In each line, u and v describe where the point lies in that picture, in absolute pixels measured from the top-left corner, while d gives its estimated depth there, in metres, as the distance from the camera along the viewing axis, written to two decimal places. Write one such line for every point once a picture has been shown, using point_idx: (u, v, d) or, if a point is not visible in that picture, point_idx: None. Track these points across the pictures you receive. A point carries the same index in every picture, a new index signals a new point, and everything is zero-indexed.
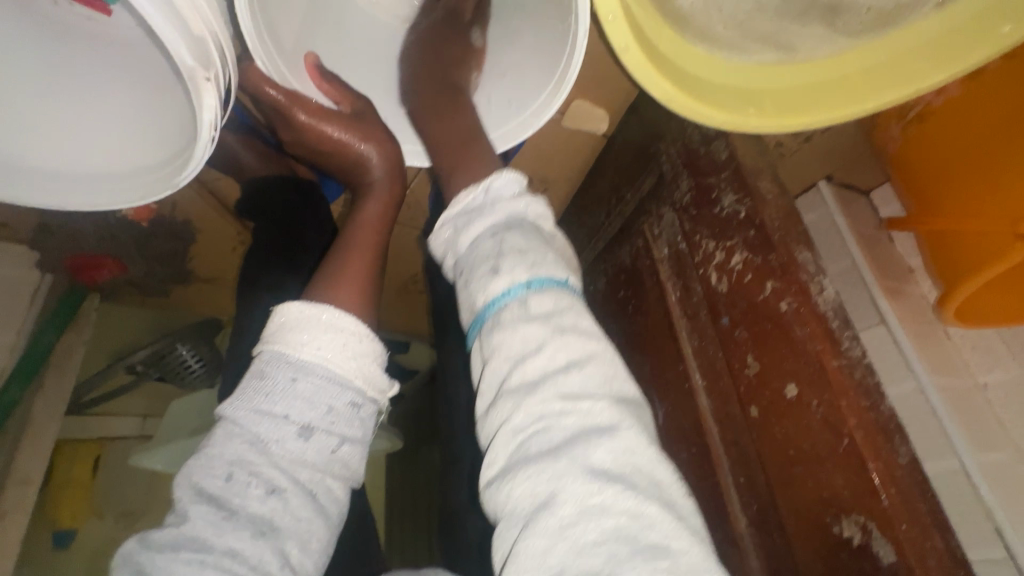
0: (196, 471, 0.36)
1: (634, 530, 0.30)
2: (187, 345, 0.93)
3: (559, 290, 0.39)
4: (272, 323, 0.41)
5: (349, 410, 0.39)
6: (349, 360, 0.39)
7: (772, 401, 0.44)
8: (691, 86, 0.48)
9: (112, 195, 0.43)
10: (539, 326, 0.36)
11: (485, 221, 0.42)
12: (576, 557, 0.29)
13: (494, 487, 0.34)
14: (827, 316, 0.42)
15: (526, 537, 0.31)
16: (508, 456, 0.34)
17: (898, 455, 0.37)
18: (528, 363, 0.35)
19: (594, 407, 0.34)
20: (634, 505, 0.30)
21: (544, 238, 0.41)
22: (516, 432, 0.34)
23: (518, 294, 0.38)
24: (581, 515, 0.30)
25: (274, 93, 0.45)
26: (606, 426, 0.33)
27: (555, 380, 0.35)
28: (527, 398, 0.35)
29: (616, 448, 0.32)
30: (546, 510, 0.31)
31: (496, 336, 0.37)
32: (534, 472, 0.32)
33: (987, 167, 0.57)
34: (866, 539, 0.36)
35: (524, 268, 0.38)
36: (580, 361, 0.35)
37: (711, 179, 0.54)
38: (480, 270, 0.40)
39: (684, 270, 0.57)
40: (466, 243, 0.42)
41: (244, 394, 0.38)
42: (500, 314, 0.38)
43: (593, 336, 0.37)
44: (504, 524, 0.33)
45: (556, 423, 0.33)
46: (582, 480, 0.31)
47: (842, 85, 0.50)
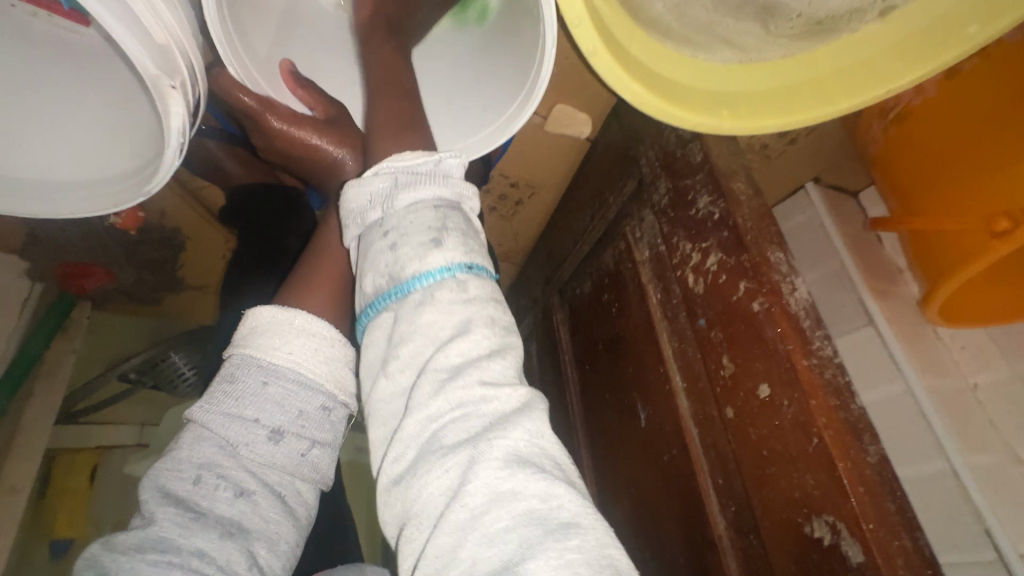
0: (164, 474, 0.36)
1: (544, 512, 0.31)
2: (181, 353, 0.92)
3: (489, 281, 0.40)
4: (244, 327, 0.41)
5: (320, 413, 0.39)
6: (320, 365, 0.40)
7: (745, 403, 0.44)
8: (661, 88, 0.49)
9: (84, 203, 0.44)
10: (473, 310, 0.37)
11: (433, 189, 0.40)
12: (488, 545, 0.30)
13: (409, 473, 0.33)
14: (798, 316, 0.42)
15: (440, 530, 0.31)
16: (421, 446, 0.34)
17: (866, 455, 0.37)
18: (452, 349, 0.35)
19: (511, 394, 0.35)
20: (545, 487, 0.31)
21: (476, 230, 0.42)
22: (433, 420, 0.34)
23: (456, 274, 0.38)
24: (493, 502, 0.31)
25: (247, 99, 0.46)
26: (519, 411, 0.35)
27: (476, 367, 0.35)
28: (448, 384, 0.34)
29: (529, 431, 0.34)
30: (459, 500, 0.31)
31: (425, 315, 0.36)
32: (451, 460, 0.32)
33: (972, 167, 0.56)
34: (835, 540, 0.36)
35: (464, 252, 0.39)
36: (501, 351, 0.37)
37: (687, 181, 0.54)
38: (419, 240, 0.38)
39: (664, 272, 0.57)
40: (401, 207, 0.40)
41: (213, 398, 0.38)
42: (433, 290, 0.37)
43: (507, 323, 0.39)
44: (418, 520, 0.33)
45: (474, 411, 0.34)
46: (497, 465, 0.32)
47: (815, 85, 0.51)
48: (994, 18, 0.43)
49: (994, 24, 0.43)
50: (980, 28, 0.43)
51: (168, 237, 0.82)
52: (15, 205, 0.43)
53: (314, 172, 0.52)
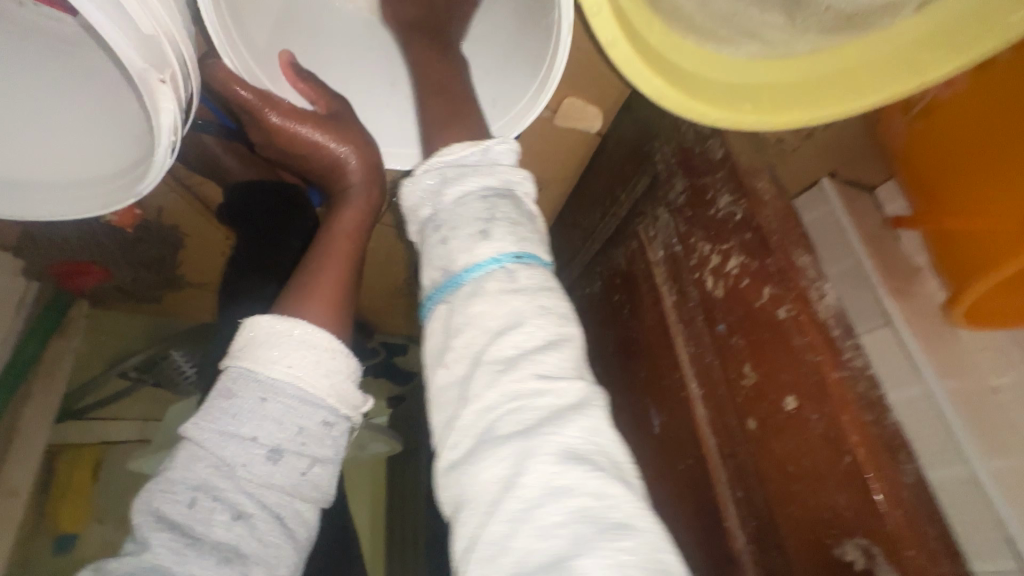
0: (155, 496, 0.34)
1: (598, 511, 0.29)
2: (182, 351, 0.90)
3: (544, 269, 0.38)
4: (240, 338, 0.39)
5: (321, 429, 0.37)
6: (321, 378, 0.37)
7: (770, 414, 0.42)
8: (681, 80, 0.46)
9: (75, 205, 0.42)
10: (524, 300, 0.35)
11: (481, 179, 0.39)
12: (539, 539, 0.28)
13: (462, 464, 0.32)
14: (827, 324, 0.39)
15: (492, 520, 0.30)
16: (476, 437, 0.33)
17: (903, 474, 0.35)
18: (506, 339, 0.34)
19: (568, 387, 0.33)
20: (599, 485, 0.30)
21: (531, 216, 0.40)
22: (488, 411, 0.33)
23: (507, 264, 0.36)
24: (547, 496, 0.29)
25: (243, 92, 0.43)
26: (577, 405, 0.33)
27: (531, 359, 0.33)
28: (502, 375, 0.33)
29: (586, 427, 0.32)
30: (511, 491, 0.30)
31: (475, 306, 0.35)
32: (504, 452, 0.31)
33: (1004, 163, 0.53)
34: (870, 565, 0.34)
35: (514, 240, 0.37)
36: (559, 342, 0.35)
37: (706, 179, 0.51)
38: (467, 232, 0.37)
39: (680, 274, 0.55)
40: (450, 199, 0.39)
41: (208, 415, 0.36)
42: (484, 281, 0.36)
43: (567, 312, 0.36)
44: (469, 507, 0.31)
45: (528, 404, 0.32)
46: (551, 460, 0.30)
47: (843, 78, 0.48)
48: None
49: None
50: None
51: (166, 235, 0.80)
52: (7, 207, 0.41)
53: (314, 169, 0.50)
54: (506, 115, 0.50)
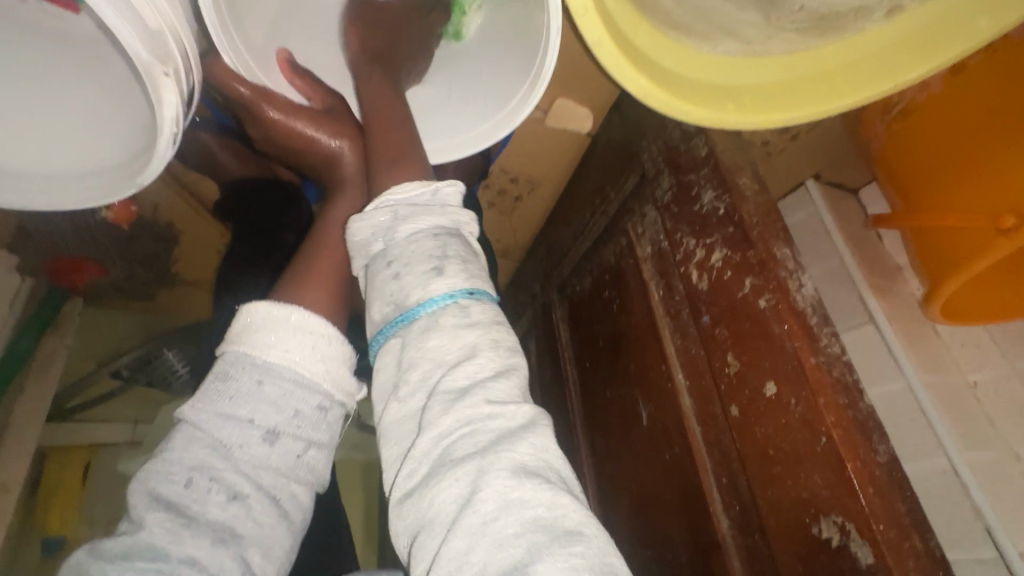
0: (153, 476, 0.35)
1: (551, 519, 0.31)
2: (176, 352, 0.90)
3: (492, 303, 0.40)
4: (237, 324, 0.40)
5: (317, 413, 0.38)
6: (317, 363, 0.39)
7: (751, 401, 0.43)
8: (667, 81, 0.48)
9: (71, 194, 0.43)
10: (476, 333, 0.37)
11: (432, 218, 0.40)
12: (496, 550, 0.30)
13: (420, 488, 0.33)
14: (805, 313, 0.41)
15: (451, 537, 0.31)
16: (432, 462, 0.34)
17: (876, 454, 0.37)
18: (459, 370, 0.35)
19: (517, 410, 0.35)
20: (551, 496, 0.31)
21: (479, 254, 0.42)
22: (442, 438, 0.34)
23: (458, 299, 0.38)
24: (502, 510, 0.31)
25: (241, 89, 0.45)
26: (527, 427, 0.34)
27: (483, 386, 0.35)
28: (456, 403, 0.34)
29: (536, 446, 0.34)
30: (469, 507, 0.31)
31: (431, 340, 0.36)
32: (460, 473, 0.32)
33: (977, 163, 0.56)
34: (844, 540, 0.35)
35: (465, 277, 0.38)
36: (506, 370, 0.37)
37: (690, 176, 0.53)
38: (419, 270, 0.38)
39: (666, 269, 0.56)
40: (401, 237, 0.39)
41: (206, 398, 0.37)
42: (437, 316, 0.37)
43: (513, 343, 0.38)
44: (429, 529, 0.32)
45: (482, 427, 0.34)
46: (506, 475, 0.32)
47: (821, 81, 0.50)
48: (1004, 13, 0.43)
49: (1004, 19, 0.43)
50: (991, 23, 0.43)
51: (160, 232, 0.81)
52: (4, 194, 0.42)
53: (310, 164, 0.51)
54: (494, 117, 0.53)
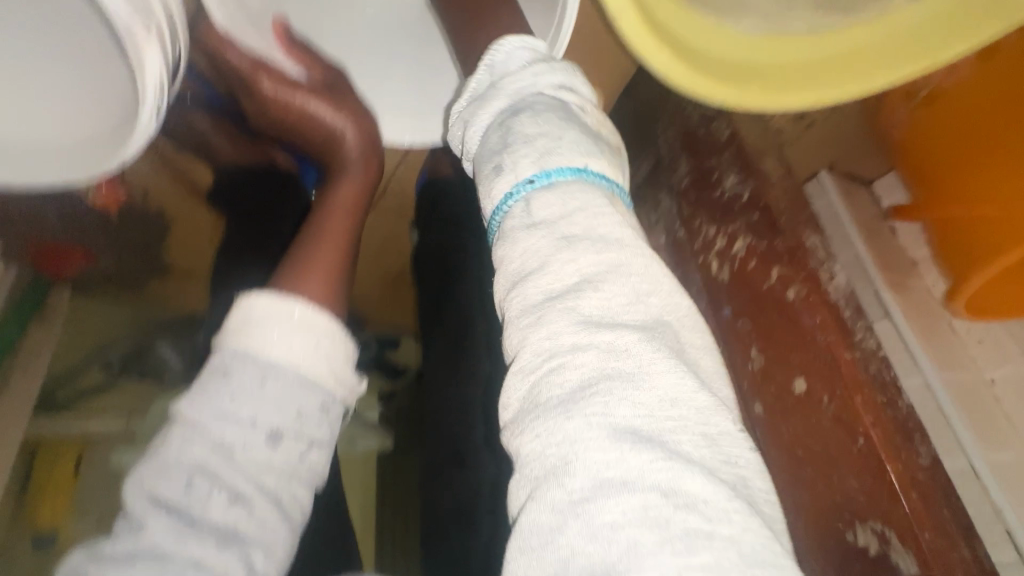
0: (150, 477, 0.33)
1: (666, 513, 0.24)
2: (167, 344, 0.92)
3: (575, 184, 0.32)
4: (234, 314, 0.37)
5: (320, 412, 0.37)
6: (321, 360, 0.37)
7: (780, 398, 0.40)
8: (690, 58, 0.45)
9: (48, 166, 0.41)
10: (543, 237, 0.31)
11: (487, 104, 0.36)
12: (590, 540, 0.24)
13: (506, 433, 0.30)
14: (838, 305, 0.40)
15: (532, 508, 0.27)
16: (518, 404, 0.29)
17: (916, 455, 0.35)
18: (531, 286, 0.30)
19: (616, 339, 0.28)
20: (666, 478, 0.25)
21: (566, 114, 0.34)
22: (525, 375, 0.29)
23: (523, 194, 0.32)
24: (598, 489, 0.25)
25: (235, 55, 0.43)
26: (632, 371, 0.27)
27: (569, 307, 0.29)
28: (534, 331, 0.29)
29: (646, 400, 0.26)
30: (556, 479, 0.26)
31: (501, 249, 0.32)
32: (542, 429, 0.27)
33: (1005, 155, 0.53)
34: (883, 548, 0.33)
35: (531, 159, 0.32)
36: (597, 281, 0.29)
37: (712, 161, 0.50)
38: (485, 169, 0.34)
39: (684, 259, 0.52)
40: (470, 139, 0.37)
41: (203, 393, 0.35)
42: (505, 223, 0.33)
43: (616, 242, 0.31)
44: (515, 482, 0.29)
45: (569, 366, 0.28)
46: (600, 445, 0.25)
47: (850, 60, 0.48)
48: None
49: None
50: None
51: (150, 218, 0.79)
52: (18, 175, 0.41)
53: (312, 140, 0.50)
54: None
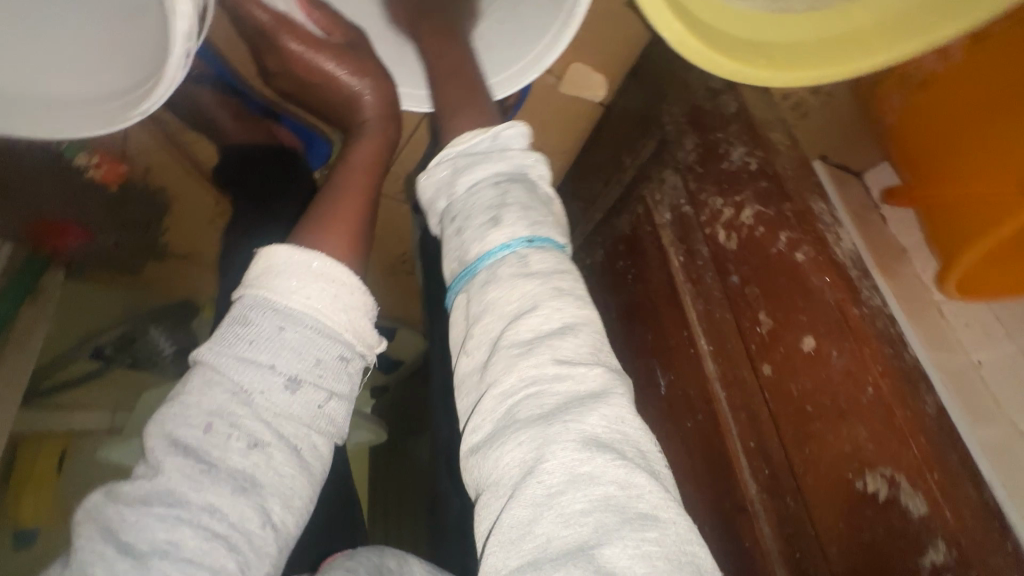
0: (172, 420, 0.34)
1: (622, 500, 0.29)
2: (161, 328, 0.90)
3: (559, 253, 0.39)
4: (256, 266, 0.39)
5: (338, 363, 0.38)
6: (339, 312, 0.38)
7: (786, 357, 0.42)
8: (698, 28, 0.46)
9: (66, 123, 0.41)
10: (537, 284, 0.35)
11: (490, 167, 0.40)
12: (563, 526, 0.28)
13: (483, 450, 0.33)
14: (844, 265, 0.40)
15: (513, 505, 0.30)
16: (497, 422, 0.33)
17: (925, 404, 0.36)
18: (523, 324, 0.34)
19: (588, 373, 0.33)
20: (624, 474, 0.30)
21: (544, 197, 0.41)
22: (505, 397, 0.33)
23: (519, 249, 0.37)
24: (570, 484, 0.29)
25: (259, 13, 0.47)
26: (596, 394, 0.32)
27: (550, 344, 0.33)
28: (521, 359, 0.33)
29: (608, 416, 0.32)
30: (534, 478, 0.30)
31: (492, 293, 0.36)
32: (524, 439, 0.31)
33: (999, 135, 0.53)
34: (893, 493, 0.34)
35: (526, 224, 0.38)
36: (575, 326, 0.35)
37: (717, 134, 0.52)
38: (478, 220, 0.38)
39: (688, 232, 0.55)
40: (463, 185, 0.40)
41: (224, 340, 0.36)
42: (496, 268, 0.37)
43: (586, 298, 0.37)
44: (492, 492, 0.32)
45: (548, 388, 0.32)
46: (574, 447, 0.30)
47: (851, 40, 0.48)
48: None
49: None
50: None
51: (151, 197, 0.79)
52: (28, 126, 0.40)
53: (332, 107, 0.52)
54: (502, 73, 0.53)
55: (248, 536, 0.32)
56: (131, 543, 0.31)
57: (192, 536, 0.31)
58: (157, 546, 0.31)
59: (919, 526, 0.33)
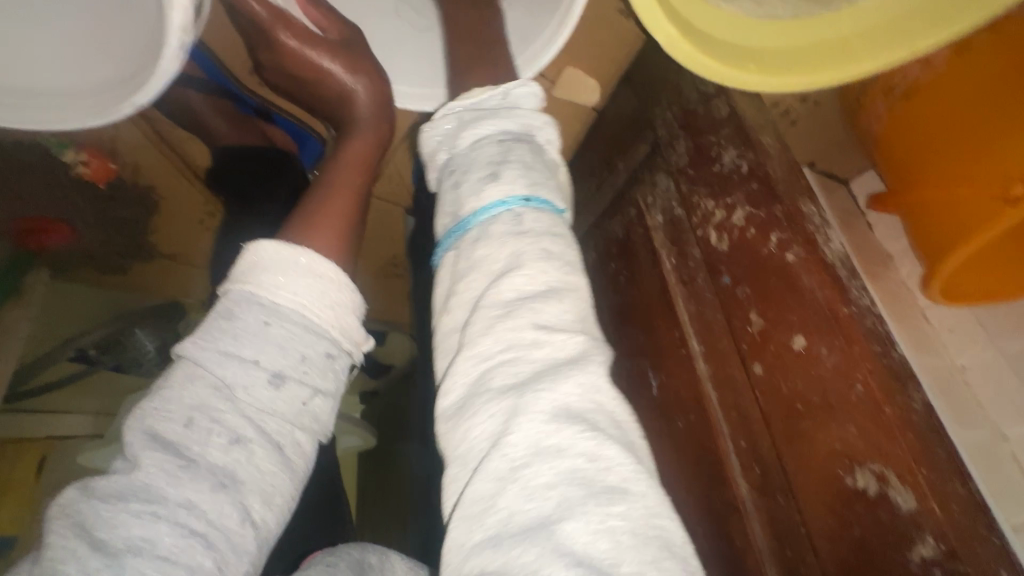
0: (152, 415, 0.34)
1: (589, 473, 0.29)
2: (147, 330, 0.85)
3: (554, 216, 0.38)
4: (244, 262, 0.38)
5: (323, 360, 0.37)
6: (325, 310, 0.38)
7: (777, 356, 0.42)
8: (692, 33, 0.47)
9: (71, 116, 0.41)
10: (527, 243, 0.36)
11: (496, 124, 0.40)
12: (527, 499, 0.29)
13: (454, 414, 0.33)
14: (834, 266, 0.40)
15: (478, 476, 0.30)
16: (471, 386, 0.33)
17: (912, 401, 0.36)
18: (506, 284, 0.34)
19: (567, 340, 0.33)
20: (593, 446, 0.30)
21: (550, 163, 0.41)
22: (482, 360, 0.33)
23: (513, 207, 0.37)
24: (536, 457, 0.29)
25: (255, 7, 0.47)
26: (574, 361, 0.33)
27: (531, 308, 0.33)
28: (500, 322, 0.33)
29: (584, 383, 0.32)
30: (499, 449, 0.30)
31: (479, 250, 0.36)
32: (496, 407, 0.31)
33: (981, 140, 0.54)
34: (882, 488, 0.35)
35: (525, 183, 0.37)
36: (558, 291, 0.35)
37: (710, 138, 0.53)
38: (478, 174, 0.38)
39: (680, 235, 0.55)
40: (467, 141, 0.40)
41: (209, 334, 0.36)
42: (489, 225, 0.37)
43: (572, 263, 0.37)
44: (459, 462, 0.32)
45: (526, 355, 0.32)
46: (543, 417, 0.30)
47: (840, 47, 0.49)
48: None
49: None
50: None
51: (139, 197, 0.77)
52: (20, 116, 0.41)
53: (327, 105, 0.52)
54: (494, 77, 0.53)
55: (225, 533, 0.32)
56: (105, 540, 0.30)
57: (169, 533, 0.31)
58: (131, 543, 0.30)
59: (907, 521, 0.33)
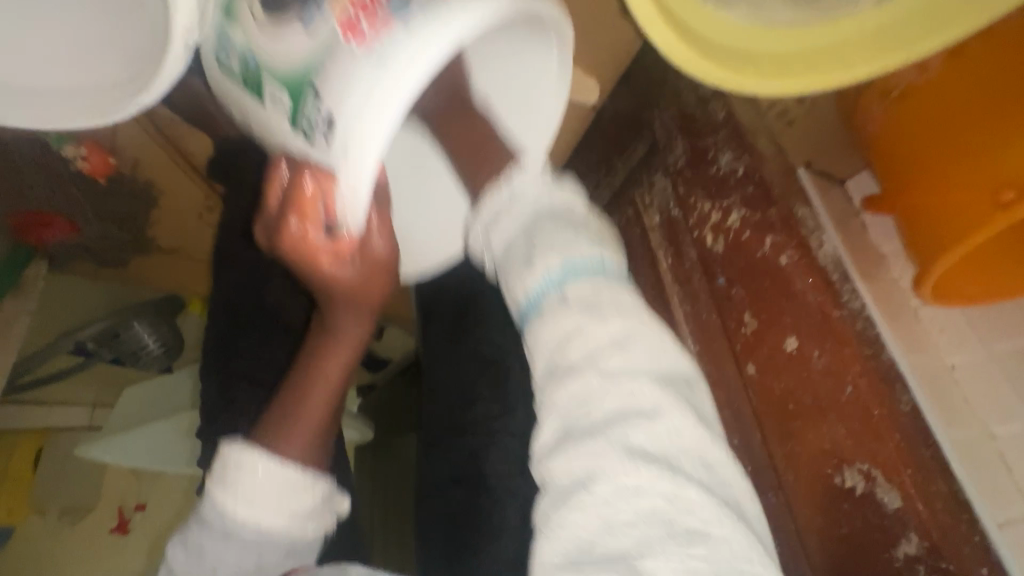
0: (178, 558, 0.47)
1: (671, 514, 0.30)
2: (144, 323, 0.87)
3: (596, 275, 0.34)
4: (220, 454, 0.45)
5: (276, 554, 0.45)
6: (275, 516, 0.44)
7: (770, 357, 0.43)
8: (692, 39, 0.47)
9: (77, 115, 0.42)
10: (573, 315, 0.33)
11: (511, 213, 0.37)
12: (609, 535, 0.30)
13: (538, 458, 0.34)
14: (827, 269, 0.42)
15: (564, 509, 0.31)
16: (551, 434, 0.33)
17: (899, 402, 0.38)
18: (567, 350, 0.33)
19: (639, 388, 0.32)
20: (673, 489, 0.30)
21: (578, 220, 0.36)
22: (557, 413, 0.33)
23: (553, 284, 0.34)
24: (619, 498, 0.30)
25: None
26: (648, 410, 0.32)
27: (597, 364, 0.33)
28: (566, 380, 0.33)
29: (660, 433, 0.31)
30: (584, 488, 0.31)
31: (533, 328, 0.35)
32: (574, 454, 0.32)
33: (975, 142, 0.54)
34: (869, 487, 0.37)
35: (557, 255, 0.34)
36: (623, 344, 0.33)
37: (707, 140, 0.53)
38: (511, 271, 0.36)
39: (677, 236, 0.56)
40: (494, 239, 0.38)
41: (199, 519, 0.46)
42: (537, 309, 0.35)
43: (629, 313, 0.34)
44: (546, 493, 0.33)
45: (598, 403, 0.32)
46: (621, 465, 0.31)
47: (834, 52, 0.49)
48: None
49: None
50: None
51: (138, 192, 0.77)
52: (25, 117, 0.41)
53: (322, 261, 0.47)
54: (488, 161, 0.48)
55: None
56: None
57: None
58: None
59: (893, 520, 0.35)
